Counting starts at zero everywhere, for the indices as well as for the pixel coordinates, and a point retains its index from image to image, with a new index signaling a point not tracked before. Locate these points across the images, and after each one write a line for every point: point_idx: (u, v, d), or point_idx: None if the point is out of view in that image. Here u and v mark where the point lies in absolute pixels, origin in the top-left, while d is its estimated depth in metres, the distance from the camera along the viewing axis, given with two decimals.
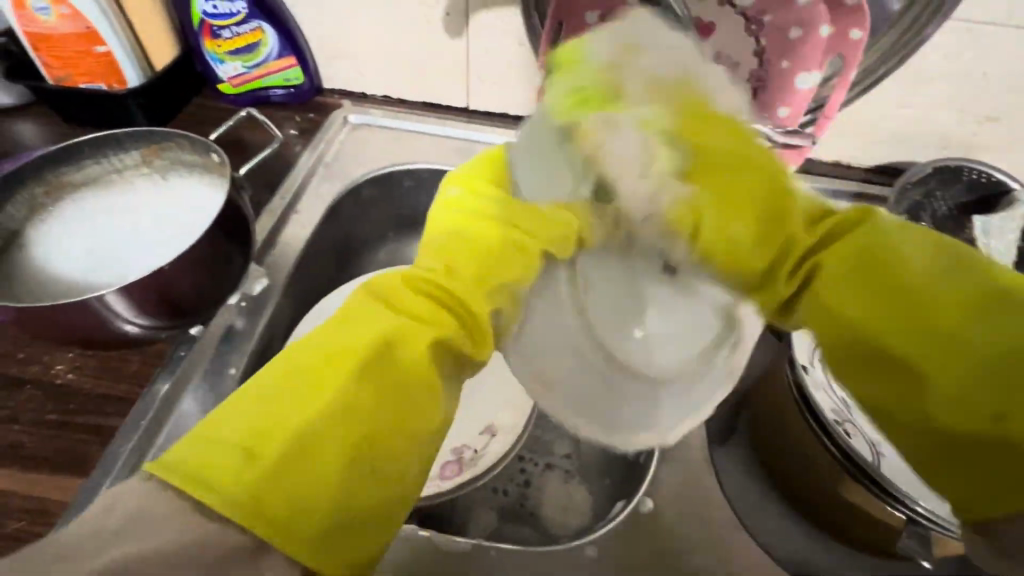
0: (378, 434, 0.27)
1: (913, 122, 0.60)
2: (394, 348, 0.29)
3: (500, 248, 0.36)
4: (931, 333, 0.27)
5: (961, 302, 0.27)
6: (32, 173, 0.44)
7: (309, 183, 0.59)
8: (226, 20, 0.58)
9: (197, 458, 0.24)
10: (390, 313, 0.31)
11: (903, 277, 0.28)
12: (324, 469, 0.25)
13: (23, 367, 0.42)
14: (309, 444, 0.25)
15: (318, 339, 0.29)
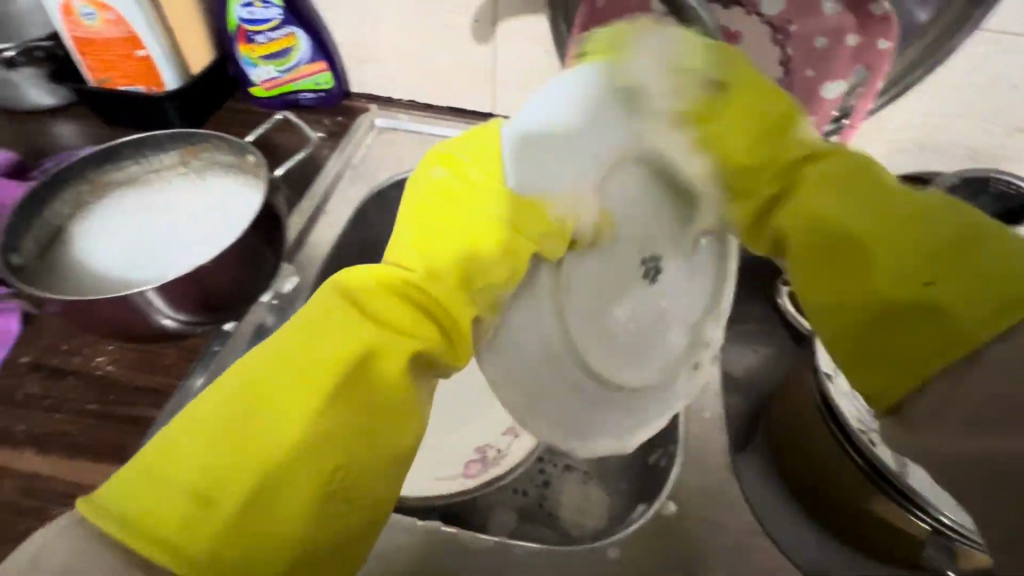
0: (335, 468, 0.26)
1: (940, 132, 0.60)
2: (366, 370, 0.28)
3: (498, 266, 0.33)
4: (882, 264, 0.28)
5: (884, 217, 0.29)
6: (77, 171, 0.46)
7: (337, 185, 0.61)
8: (261, 25, 0.60)
9: (156, 509, 0.23)
10: (362, 324, 0.29)
11: (829, 211, 0.30)
12: (287, 505, 0.25)
13: (66, 358, 0.44)
14: (268, 480, 0.25)
15: (267, 360, 0.27)
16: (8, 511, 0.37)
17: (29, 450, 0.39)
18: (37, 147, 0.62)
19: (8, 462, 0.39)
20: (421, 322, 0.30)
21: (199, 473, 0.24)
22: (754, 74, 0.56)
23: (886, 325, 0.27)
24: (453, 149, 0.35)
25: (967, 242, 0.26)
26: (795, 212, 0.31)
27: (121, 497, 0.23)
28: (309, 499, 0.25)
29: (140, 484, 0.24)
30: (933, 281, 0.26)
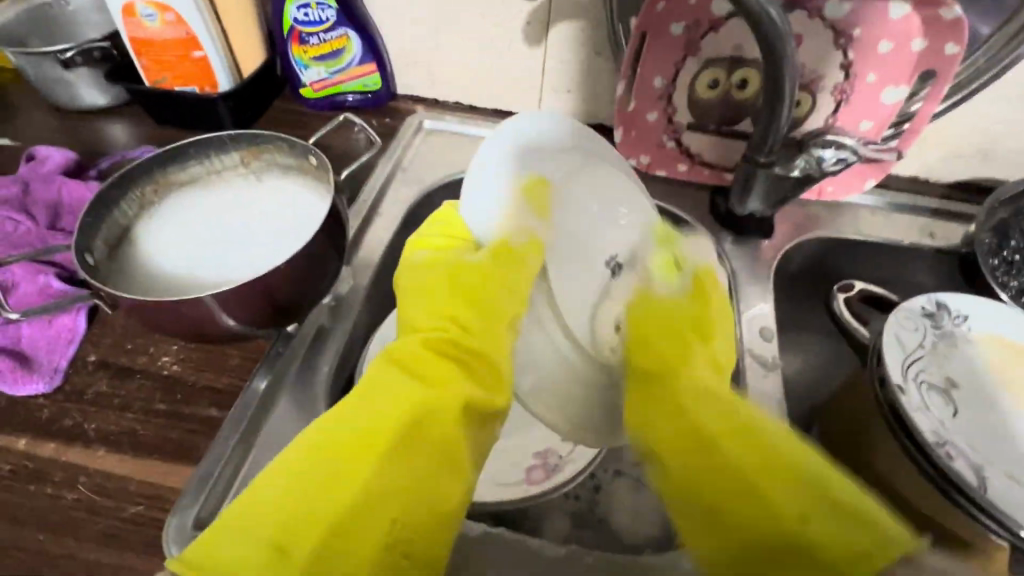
0: (376, 530, 0.29)
1: (999, 138, 0.59)
2: (419, 427, 0.32)
3: (487, 276, 0.38)
4: (744, 479, 0.30)
5: (740, 431, 0.33)
6: (143, 172, 0.47)
7: (388, 187, 0.61)
8: (315, 27, 0.60)
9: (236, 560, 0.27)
10: (414, 388, 0.34)
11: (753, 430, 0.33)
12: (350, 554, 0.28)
13: (132, 357, 0.44)
14: (327, 537, 0.28)
15: (338, 424, 0.32)
16: (83, 511, 0.37)
17: (100, 449, 0.39)
18: (89, 146, 0.63)
19: (81, 460, 0.39)
20: (460, 378, 0.35)
21: (274, 531, 0.28)
22: (812, 78, 0.56)
23: (760, 512, 0.29)
24: (424, 236, 0.43)
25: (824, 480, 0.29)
26: (695, 403, 0.35)
27: (203, 557, 0.27)
28: (368, 557, 0.28)
29: (223, 543, 0.27)
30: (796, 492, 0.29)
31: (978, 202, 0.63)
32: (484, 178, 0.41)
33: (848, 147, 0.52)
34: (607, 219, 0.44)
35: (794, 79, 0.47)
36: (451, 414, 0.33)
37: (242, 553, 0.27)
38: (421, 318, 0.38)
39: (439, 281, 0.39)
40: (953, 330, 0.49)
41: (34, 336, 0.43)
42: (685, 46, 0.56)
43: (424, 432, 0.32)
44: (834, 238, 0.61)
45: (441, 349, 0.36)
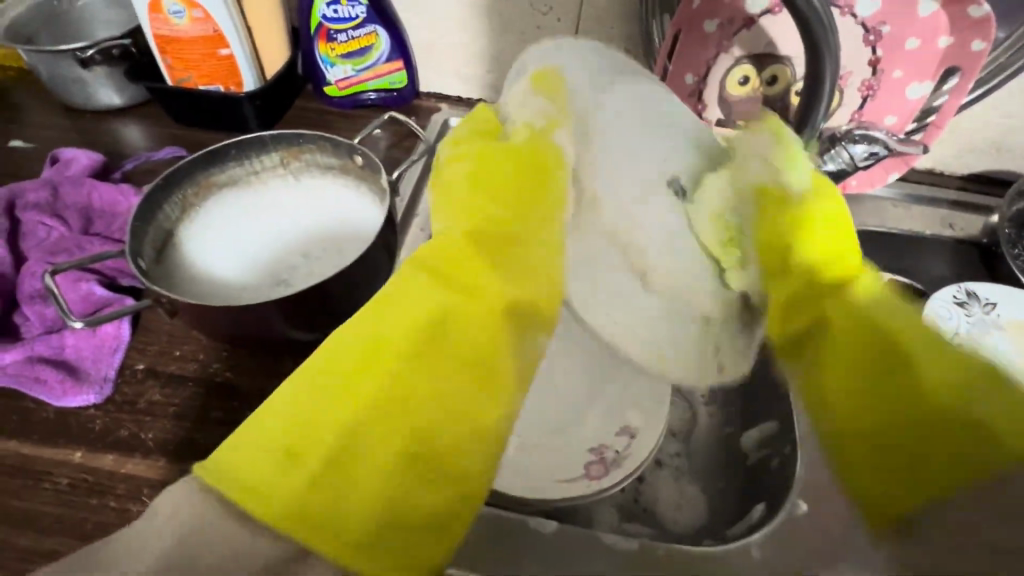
0: (389, 455, 0.25)
1: (1013, 132, 0.61)
2: (446, 335, 0.27)
3: (504, 158, 0.32)
4: (863, 422, 0.28)
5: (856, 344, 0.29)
6: (184, 174, 0.45)
7: (422, 186, 0.60)
8: (344, 24, 0.59)
9: (249, 475, 0.23)
10: (445, 293, 0.28)
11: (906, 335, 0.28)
12: (366, 453, 0.24)
13: (182, 364, 0.43)
14: (338, 454, 0.24)
15: (354, 335, 0.27)
16: None
17: (160, 459, 0.38)
18: (106, 148, 0.61)
19: (142, 472, 0.38)
20: (491, 280, 0.29)
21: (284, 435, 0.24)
22: (841, 75, 0.57)
23: (868, 470, 0.27)
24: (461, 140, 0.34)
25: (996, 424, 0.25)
26: (839, 370, 0.29)
27: (223, 465, 0.23)
28: (392, 464, 0.25)
29: (232, 458, 0.24)
30: (925, 447, 0.26)
31: (993, 193, 0.65)
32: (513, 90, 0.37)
33: (880, 140, 0.53)
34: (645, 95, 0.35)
35: (836, 71, 0.47)
36: (485, 322, 0.28)
37: (256, 456, 0.24)
38: (445, 223, 0.31)
39: (464, 167, 0.33)
40: (985, 317, 0.51)
41: (78, 345, 0.42)
42: (717, 42, 0.56)
43: (445, 358, 0.27)
44: (856, 230, 0.63)
45: (479, 248, 0.30)
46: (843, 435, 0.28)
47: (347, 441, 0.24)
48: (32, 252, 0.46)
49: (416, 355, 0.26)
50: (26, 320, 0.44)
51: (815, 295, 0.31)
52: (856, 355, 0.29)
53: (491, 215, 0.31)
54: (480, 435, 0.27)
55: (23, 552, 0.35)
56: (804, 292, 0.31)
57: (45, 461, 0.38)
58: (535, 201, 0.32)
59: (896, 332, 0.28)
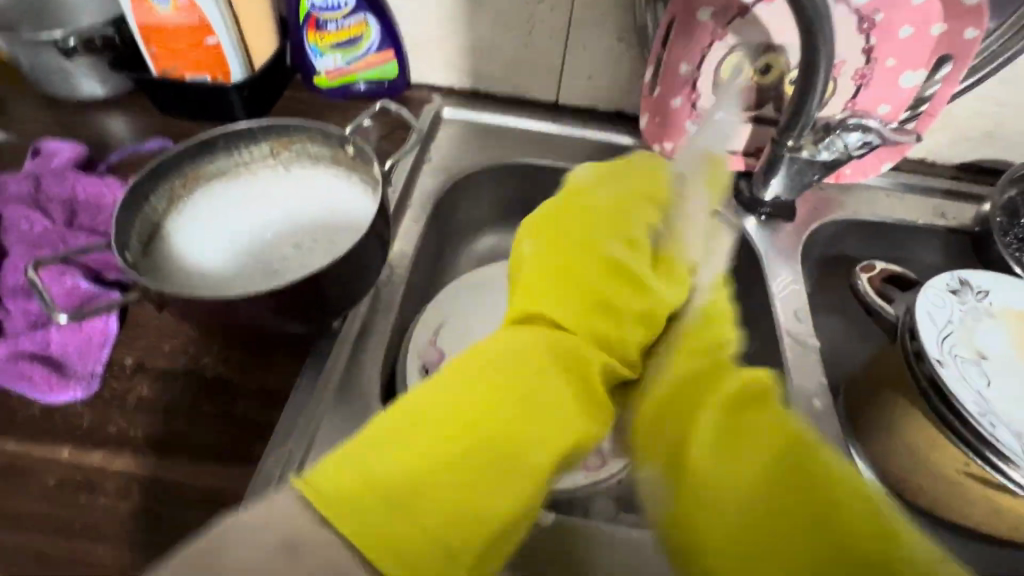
0: (441, 502, 0.27)
1: (1004, 121, 0.61)
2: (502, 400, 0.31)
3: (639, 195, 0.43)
4: (722, 494, 0.29)
5: (771, 472, 0.29)
6: (172, 164, 0.44)
7: (415, 178, 0.60)
8: (334, 13, 0.58)
9: (348, 487, 0.27)
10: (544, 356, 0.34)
11: (865, 522, 0.26)
12: (458, 494, 0.28)
13: (172, 359, 0.42)
14: (424, 496, 0.27)
15: (463, 390, 0.31)
16: (143, 520, 0.35)
17: (150, 455, 0.38)
18: (91, 140, 0.59)
19: (131, 468, 0.37)
20: (578, 343, 0.36)
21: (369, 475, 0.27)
22: (835, 63, 0.56)
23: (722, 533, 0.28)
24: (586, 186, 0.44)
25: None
26: (746, 446, 0.30)
27: (324, 479, 0.27)
28: (445, 497, 0.28)
29: (340, 466, 0.28)
30: (822, 551, 0.26)
31: (984, 182, 0.65)
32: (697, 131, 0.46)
33: (874, 129, 0.52)
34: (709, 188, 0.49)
35: (831, 58, 0.47)
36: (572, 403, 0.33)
37: (371, 474, 0.27)
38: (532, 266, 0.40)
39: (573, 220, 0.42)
40: (977, 305, 0.51)
41: (64, 341, 0.41)
42: (711, 31, 0.56)
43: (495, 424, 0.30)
44: (850, 220, 0.63)
45: (588, 316, 0.37)
46: (707, 507, 0.29)
47: (453, 484, 0.28)
48: (14, 246, 0.45)
49: (516, 414, 0.31)
50: (8, 316, 0.42)
51: (705, 396, 0.33)
52: (735, 430, 0.31)
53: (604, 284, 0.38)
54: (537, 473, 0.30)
55: (11, 551, 0.34)
56: (780, 476, 0.28)
57: (31, 459, 0.37)
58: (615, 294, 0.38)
59: (794, 433, 0.30)
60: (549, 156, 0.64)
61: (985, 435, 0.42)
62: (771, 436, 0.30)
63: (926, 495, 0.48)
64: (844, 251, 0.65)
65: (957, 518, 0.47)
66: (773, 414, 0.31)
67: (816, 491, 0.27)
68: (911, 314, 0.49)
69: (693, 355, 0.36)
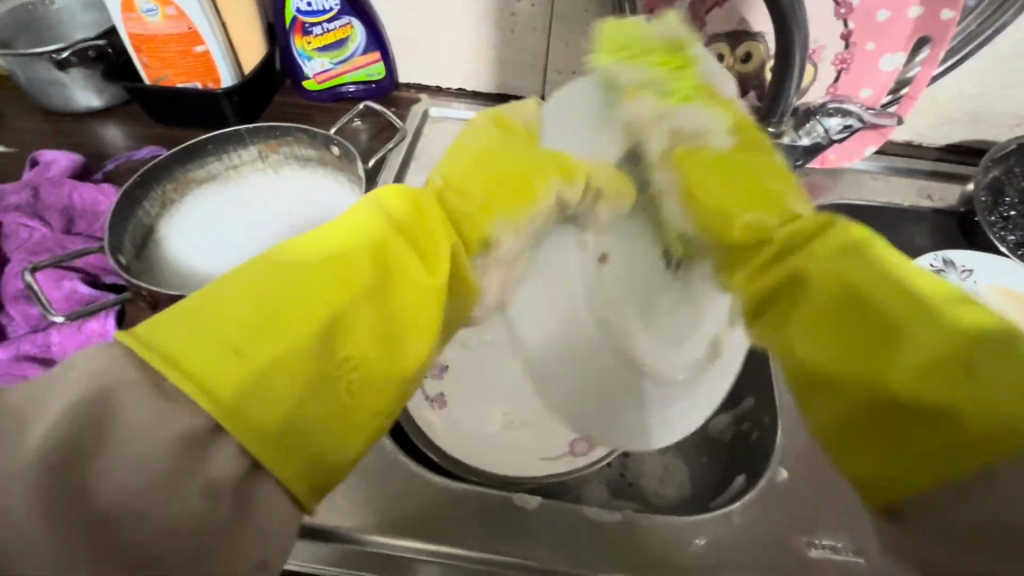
0: (283, 348, 0.22)
1: (987, 101, 0.61)
2: (361, 246, 0.26)
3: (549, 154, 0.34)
4: (863, 322, 0.26)
5: (831, 333, 0.27)
6: (163, 170, 0.46)
7: (403, 177, 0.61)
8: (319, 17, 0.59)
9: (166, 334, 0.21)
10: (394, 231, 0.28)
11: (937, 319, 0.25)
12: (283, 356, 0.22)
13: None
14: (233, 341, 0.22)
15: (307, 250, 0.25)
16: None
17: None
18: (88, 149, 0.61)
19: None
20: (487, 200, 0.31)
21: (198, 304, 0.22)
22: (813, 48, 0.58)
23: (854, 342, 0.26)
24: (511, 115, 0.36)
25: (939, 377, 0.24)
26: (857, 335, 0.26)
27: (153, 331, 0.21)
28: (258, 330, 0.22)
29: (171, 325, 0.22)
30: (895, 406, 0.24)
31: (971, 163, 0.66)
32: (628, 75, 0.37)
33: (854, 113, 0.53)
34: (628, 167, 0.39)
35: (806, 41, 0.48)
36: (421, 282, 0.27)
37: (197, 325, 0.22)
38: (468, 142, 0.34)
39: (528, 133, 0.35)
40: (960, 284, 0.52)
41: (64, 343, 0.42)
42: (690, 22, 0.57)
43: (342, 262, 0.25)
44: (835, 204, 0.63)
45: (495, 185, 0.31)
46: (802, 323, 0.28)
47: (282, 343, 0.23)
48: (15, 253, 0.47)
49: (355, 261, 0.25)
50: (11, 320, 0.44)
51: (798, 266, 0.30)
52: (839, 326, 0.27)
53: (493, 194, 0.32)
54: (404, 326, 0.26)
55: None
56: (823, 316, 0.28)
57: None
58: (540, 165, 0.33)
59: (861, 291, 0.27)
60: None
61: None
62: (830, 299, 0.27)
63: None
64: None
65: None
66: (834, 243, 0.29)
67: (858, 327, 0.26)
68: None
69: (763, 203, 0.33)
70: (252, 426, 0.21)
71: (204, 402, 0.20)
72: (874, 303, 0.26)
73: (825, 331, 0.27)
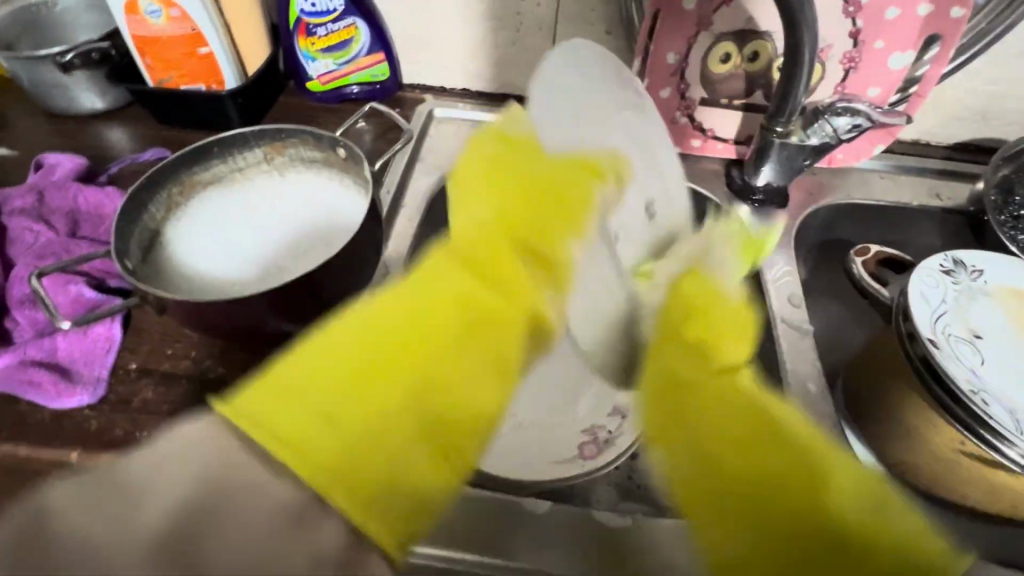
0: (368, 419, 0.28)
1: (997, 99, 0.61)
2: (427, 322, 0.32)
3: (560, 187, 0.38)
4: (765, 491, 0.34)
5: (745, 450, 0.35)
6: (169, 172, 0.46)
7: (409, 178, 0.61)
8: (323, 17, 0.59)
9: (271, 416, 0.26)
10: (455, 299, 0.33)
11: (834, 466, 0.34)
12: (369, 426, 0.28)
13: (174, 362, 0.43)
14: (326, 420, 0.27)
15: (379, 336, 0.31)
16: None
17: None
18: (92, 151, 0.61)
19: None
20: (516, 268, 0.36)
21: (298, 387, 0.28)
22: (822, 48, 0.57)
23: (770, 548, 0.33)
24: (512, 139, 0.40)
25: (816, 503, 0.33)
26: (765, 456, 0.35)
27: (252, 407, 0.26)
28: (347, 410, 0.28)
29: (265, 406, 0.27)
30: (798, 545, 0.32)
31: (981, 162, 0.65)
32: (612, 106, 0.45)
33: (863, 112, 0.52)
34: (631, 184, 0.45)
35: (816, 40, 0.47)
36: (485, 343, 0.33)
37: (286, 406, 0.27)
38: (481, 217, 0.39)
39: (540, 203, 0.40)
40: (971, 284, 0.51)
41: (71, 348, 0.42)
42: (697, 21, 0.56)
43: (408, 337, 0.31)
44: (843, 204, 0.63)
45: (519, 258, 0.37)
46: (665, 417, 0.38)
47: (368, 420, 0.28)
48: (20, 256, 0.46)
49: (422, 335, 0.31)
50: (18, 325, 0.44)
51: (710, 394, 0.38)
52: (748, 450, 0.35)
53: (514, 259, 0.36)
54: (469, 382, 0.31)
55: None
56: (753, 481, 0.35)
57: (43, 462, 0.39)
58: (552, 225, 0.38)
59: (773, 427, 0.36)
60: None
61: (978, 413, 0.43)
62: (751, 463, 0.35)
63: (925, 475, 0.48)
64: (840, 235, 0.65)
65: (954, 497, 0.48)
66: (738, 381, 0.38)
67: (756, 465, 0.35)
68: (905, 296, 0.49)
69: (706, 333, 0.40)
70: (350, 485, 0.26)
71: (306, 474, 0.25)
72: (770, 426, 0.36)
73: (744, 496, 0.34)
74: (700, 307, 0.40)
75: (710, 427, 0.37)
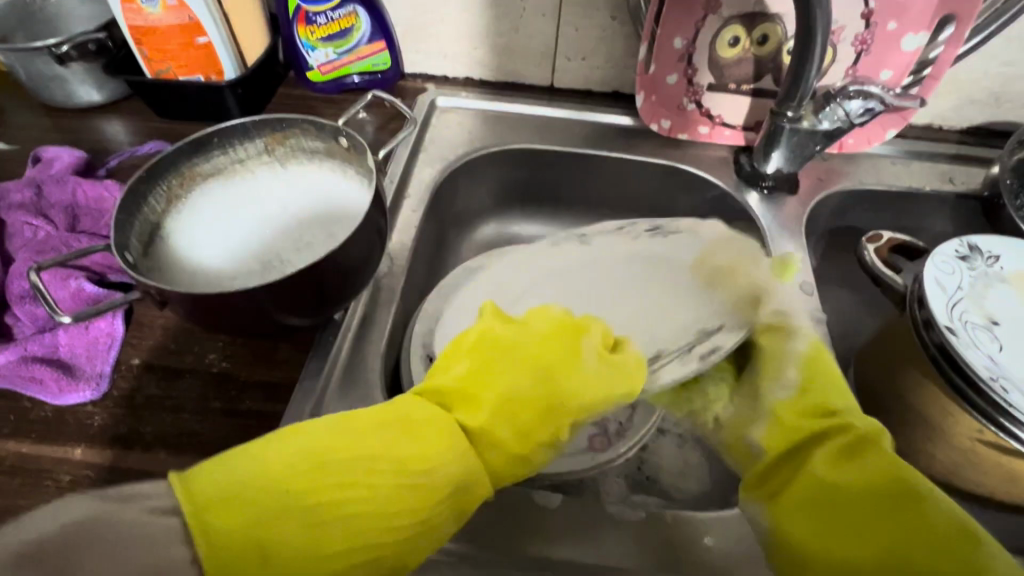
0: (284, 533, 0.26)
1: (1011, 81, 0.60)
2: (389, 458, 0.31)
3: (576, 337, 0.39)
4: (817, 483, 0.34)
5: (872, 511, 0.31)
6: (169, 164, 0.45)
7: (412, 168, 0.60)
8: (322, 5, 0.58)
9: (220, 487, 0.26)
10: (432, 440, 0.32)
11: (956, 524, 0.29)
12: (280, 541, 0.26)
13: (177, 357, 0.43)
14: (252, 512, 0.26)
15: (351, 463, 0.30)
16: None
17: (161, 452, 0.38)
18: (90, 144, 0.60)
19: (144, 465, 0.38)
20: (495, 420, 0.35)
21: (258, 469, 0.28)
22: (834, 29, 0.55)
23: (836, 535, 0.32)
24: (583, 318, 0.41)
25: (945, 539, 0.29)
26: (854, 492, 0.32)
27: (206, 480, 0.26)
28: (275, 512, 0.27)
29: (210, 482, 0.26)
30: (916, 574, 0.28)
31: (993, 146, 0.64)
32: (660, 240, 0.54)
33: (875, 95, 0.51)
34: (663, 286, 0.51)
35: (829, 21, 0.46)
36: (427, 495, 0.31)
37: (246, 477, 0.27)
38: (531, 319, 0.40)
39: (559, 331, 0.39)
40: (988, 270, 0.50)
41: (73, 343, 0.42)
42: (705, 4, 0.55)
43: (362, 464, 0.30)
44: (854, 190, 0.62)
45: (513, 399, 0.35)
46: (782, 460, 0.38)
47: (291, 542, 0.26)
48: (19, 251, 0.46)
49: (380, 473, 0.30)
50: (18, 320, 0.43)
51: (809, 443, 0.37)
52: (847, 503, 0.32)
53: (505, 403, 0.35)
54: (378, 539, 0.29)
55: None
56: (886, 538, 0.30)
57: (45, 459, 0.38)
58: (564, 366, 0.37)
59: (895, 478, 0.32)
60: (546, 140, 0.63)
61: (998, 402, 0.41)
62: (842, 482, 0.33)
63: (940, 464, 0.47)
64: (851, 222, 0.64)
65: (972, 487, 0.47)
66: (879, 443, 0.35)
67: (859, 490, 0.32)
68: (919, 283, 0.49)
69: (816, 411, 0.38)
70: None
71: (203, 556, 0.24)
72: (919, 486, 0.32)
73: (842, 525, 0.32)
74: (824, 402, 0.39)
75: (817, 463, 0.35)
